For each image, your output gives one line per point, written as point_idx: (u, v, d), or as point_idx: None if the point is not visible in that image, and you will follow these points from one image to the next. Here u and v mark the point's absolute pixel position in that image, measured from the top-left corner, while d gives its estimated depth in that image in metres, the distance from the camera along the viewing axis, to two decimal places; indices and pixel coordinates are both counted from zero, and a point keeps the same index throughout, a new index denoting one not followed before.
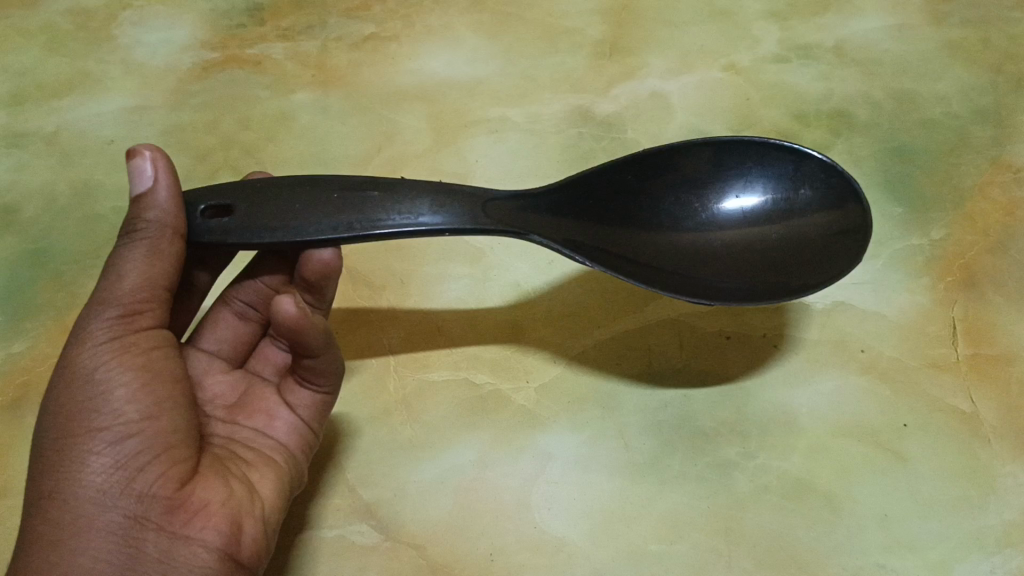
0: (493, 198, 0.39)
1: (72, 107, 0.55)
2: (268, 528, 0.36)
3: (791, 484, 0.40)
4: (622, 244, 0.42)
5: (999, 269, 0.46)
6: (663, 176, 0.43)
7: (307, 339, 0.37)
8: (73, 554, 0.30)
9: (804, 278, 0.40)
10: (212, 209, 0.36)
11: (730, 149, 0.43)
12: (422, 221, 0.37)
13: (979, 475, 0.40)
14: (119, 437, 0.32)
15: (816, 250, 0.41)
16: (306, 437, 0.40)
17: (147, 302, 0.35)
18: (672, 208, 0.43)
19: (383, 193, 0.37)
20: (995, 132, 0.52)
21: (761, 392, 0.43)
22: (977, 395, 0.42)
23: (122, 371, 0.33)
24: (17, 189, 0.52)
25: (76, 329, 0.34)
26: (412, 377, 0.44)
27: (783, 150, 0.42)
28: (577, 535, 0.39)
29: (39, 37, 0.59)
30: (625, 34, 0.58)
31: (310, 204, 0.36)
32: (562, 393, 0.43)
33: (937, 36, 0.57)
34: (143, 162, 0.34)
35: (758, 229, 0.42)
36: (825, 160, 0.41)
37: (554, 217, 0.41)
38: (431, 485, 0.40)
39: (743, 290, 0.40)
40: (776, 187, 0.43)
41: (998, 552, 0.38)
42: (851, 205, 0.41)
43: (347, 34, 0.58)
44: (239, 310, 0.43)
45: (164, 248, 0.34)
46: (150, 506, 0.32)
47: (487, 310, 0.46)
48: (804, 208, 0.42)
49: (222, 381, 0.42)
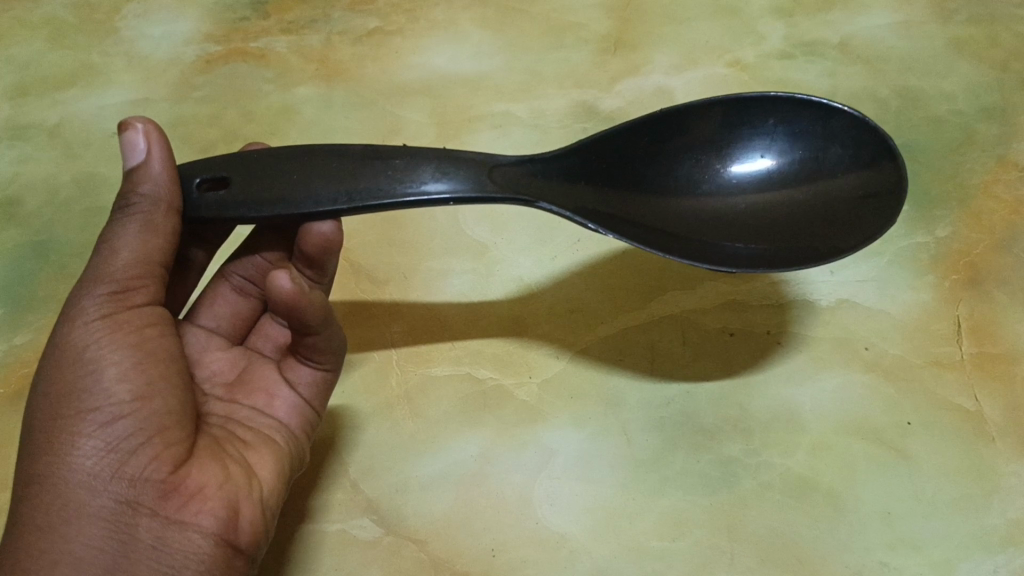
0: (501, 164, 0.38)
1: (76, 100, 0.55)
2: (267, 512, 0.36)
3: (794, 482, 0.40)
4: (638, 210, 0.40)
5: (1004, 267, 0.46)
6: (681, 137, 0.41)
7: (305, 313, 0.36)
8: (64, 540, 0.30)
9: (832, 239, 0.38)
10: (207, 183, 0.36)
11: (754, 106, 0.41)
12: (429, 190, 0.35)
13: (982, 474, 0.40)
14: (111, 419, 0.32)
15: (845, 211, 0.39)
16: (307, 417, 0.40)
17: (140, 278, 0.35)
18: (691, 170, 0.42)
19: (388, 161, 0.36)
20: (1001, 130, 0.52)
21: (764, 390, 0.43)
22: (981, 394, 0.42)
23: (113, 350, 0.33)
24: (20, 182, 0.52)
25: (67, 306, 0.34)
26: (414, 372, 0.44)
27: (811, 105, 0.40)
28: (579, 531, 0.39)
29: (42, 29, 0.59)
30: (630, 30, 0.57)
31: (311, 174, 0.35)
32: (564, 389, 0.43)
33: (943, 33, 0.57)
34: (136, 135, 0.35)
35: (782, 192, 0.41)
36: (857, 115, 0.39)
37: (566, 182, 0.40)
38: (432, 480, 0.40)
39: (765, 255, 0.38)
40: (803, 146, 0.41)
41: (1001, 552, 0.38)
42: (884, 163, 0.39)
43: (351, 28, 0.58)
44: (239, 285, 0.43)
45: (159, 222, 0.34)
46: (144, 490, 0.32)
47: (489, 304, 0.46)
48: (833, 167, 0.40)
49: (221, 358, 0.42)
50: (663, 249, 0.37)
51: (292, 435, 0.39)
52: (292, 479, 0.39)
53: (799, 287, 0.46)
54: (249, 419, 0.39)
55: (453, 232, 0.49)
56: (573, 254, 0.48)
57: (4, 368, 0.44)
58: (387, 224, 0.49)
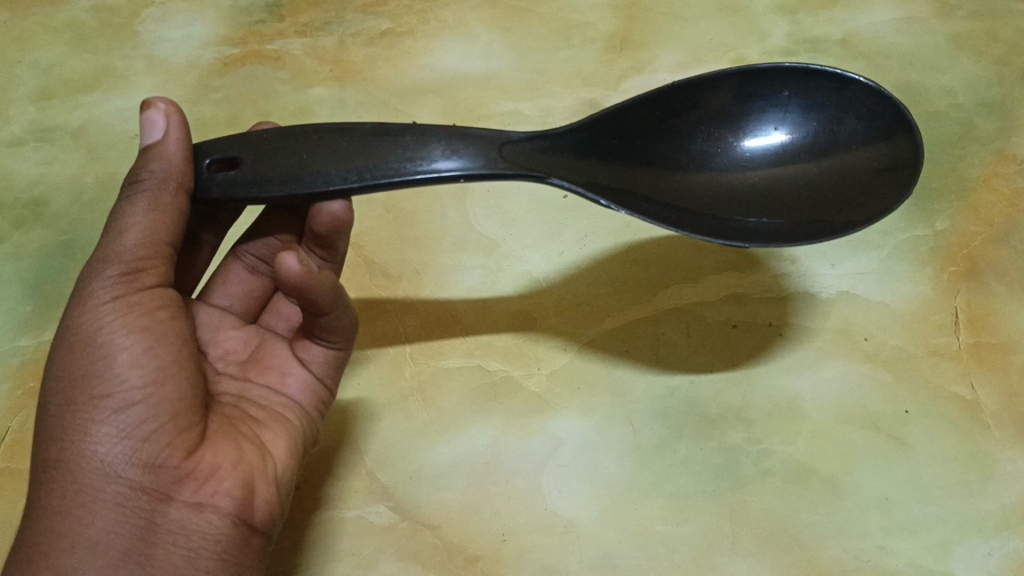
0: (511, 140, 0.39)
1: (98, 102, 0.57)
2: (280, 488, 0.38)
3: (795, 469, 0.42)
4: (653, 185, 0.41)
5: (1001, 259, 0.47)
6: (693, 111, 0.42)
7: (315, 295, 0.37)
8: (80, 525, 0.32)
9: (848, 214, 0.39)
10: (218, 163, 0.37)
11: (767, 78, 0.42)
12: (440, 169, 0.36)
13: (979, 460, 0.41)
14: (123, 406, 0.34)
15: (861, 183, 0.40)
16: (319, 396, 0.42)
17: (148, 259, 0.36)
18: (704, 143, 0.43)
19: (402, 139, 0.37)
20: (1001, 123, 0.53)
21: (767, 379, 0.44)
22: (978, 382, 0.43)
23: (126, 335, 0.34)
24: (46, 183, 0.53)
25: (80, 287, 0.36)
26: (427, 364, 0.45)
27: (825, 75, 0.41)
28: (587, 516, 0.41)
29: (65, 33, 0.61)
30: (636, 28, 0.59)
31: (325, 153, 0.36)
32: (572, 380, 0.44)
33: (944, 29, 0.58)
34: (157, 114, 0.37)
35: (797, 166, 0.42)
36: (872, 86, 0.40)
37: (578, 157, 0.40)
38: (445, 468, 0.42)
39: (779, 230, 0.39)
40: (817, 117, 0.42)
41: (996, 535, 0.39)
42: (900, 136, 0.40)
43: (363, 30, 0.59)
44: (251, 264, 0.45)
45: (165, 200, 0.36)
46: (158, 476, 0.33)
47: (500, 299, 0.47)
48: (847, 139, 0.41)
49: (234, 337, 0.44)
50: (682, 225, 0.38)
51: (304, 413, 0.41)
52: (306, 455, 0.41)
53: (801, 280, 0.47)
54: (262, 397, 0.41)
55: (464, 228, 0.50)
56: (579, 248, 0.49)
57: (35, 362, 0.46)
58: (399, 221, 0.51)
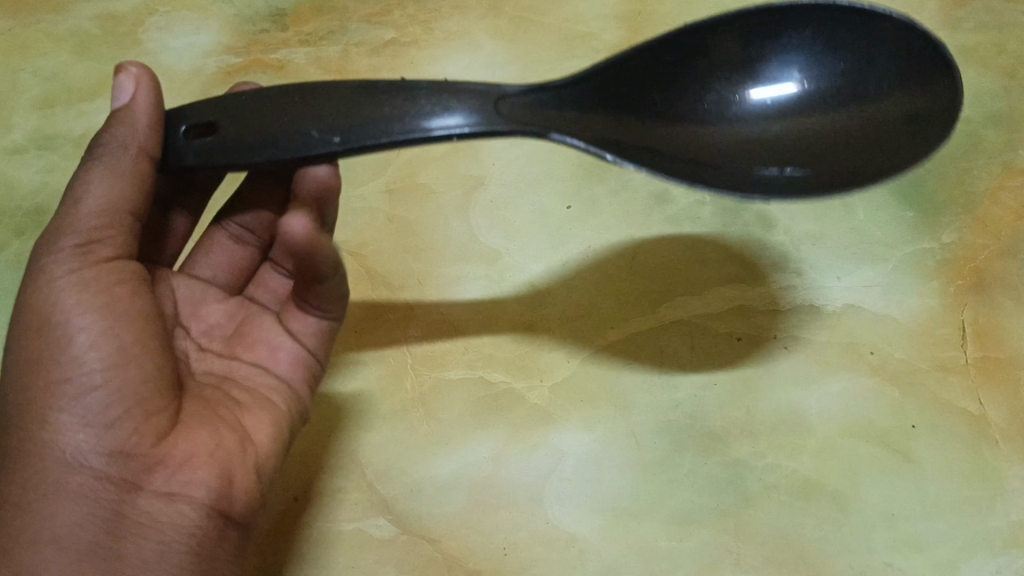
0: (506, 95, 0.37)
1: (101, 111, 0.57)
2: (261, 474, 0.37)
3: (800, 483, 0.41)
4: (663, 137, 0.39)
5: (1009, 272, 0.47)
6: (706, 56, 0.40)
7: (317, 259, 0.37)
8: (44, 515, 0.33)
9: (881, 164, 0.37)
10: (195, 129, 0.37)
11: (787, 17, 0.39)
12: (434, 128, 0.35)
13: (986, 476, 0.41)
14: (84, 390, 0.34)
15: (891, 131, 0.38)
16: (307, 371, 0.42)
17: (106, 228, 0.36)
18: (722, 90, 0.41)
19: (391, 96, 0.36)
20: (1007, 135, 0.53)
21: (771, 393, 0.44)
22: (985, 397, 0.43)
23: (85, 314, 0.34)
24: (47, 191, 0.53)
25: (36, 265, 0.36)
26: (428, 375, 0.45)
27: (852, 13, 0.39)
28: (589, 531, 0.40)
29: (68, 41, 0.61)
30: (641, 39, 0.59)
31: (307, 115, 0.36)
32: (575, 392, 0.44)
33: (951, 41, 0.58)
34: (127, 78, 0.38)
35: (823, 113, 0.40)
36: (904, 21, 0.38)
37: (580, 111, 0.38)
38: (446, 481, 0.41)
39: (803, 184, 0.37)
40: (843, 57, 0.40)
41: (1004, 553, 0.39)
42: (937, 80, 0.38)
43: (367, 40, 0.59)
44: (234, 233, 0.46)
45: (127, 167, 0.36)
46: (125, 464, 0.34)
47: (501, 309, 0.47)
48: (877, 82, 0.39)
49: (219, 310, 0.44)
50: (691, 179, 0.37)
51: (291, 393, 0.42)
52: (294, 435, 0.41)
53: (807, 295, 0.47)
54: (248, 377, 0.41)
55: (466, 238, 0.50)
56: (583, 260, 0.49)
57: None
58: (401, 231, 0.50)
